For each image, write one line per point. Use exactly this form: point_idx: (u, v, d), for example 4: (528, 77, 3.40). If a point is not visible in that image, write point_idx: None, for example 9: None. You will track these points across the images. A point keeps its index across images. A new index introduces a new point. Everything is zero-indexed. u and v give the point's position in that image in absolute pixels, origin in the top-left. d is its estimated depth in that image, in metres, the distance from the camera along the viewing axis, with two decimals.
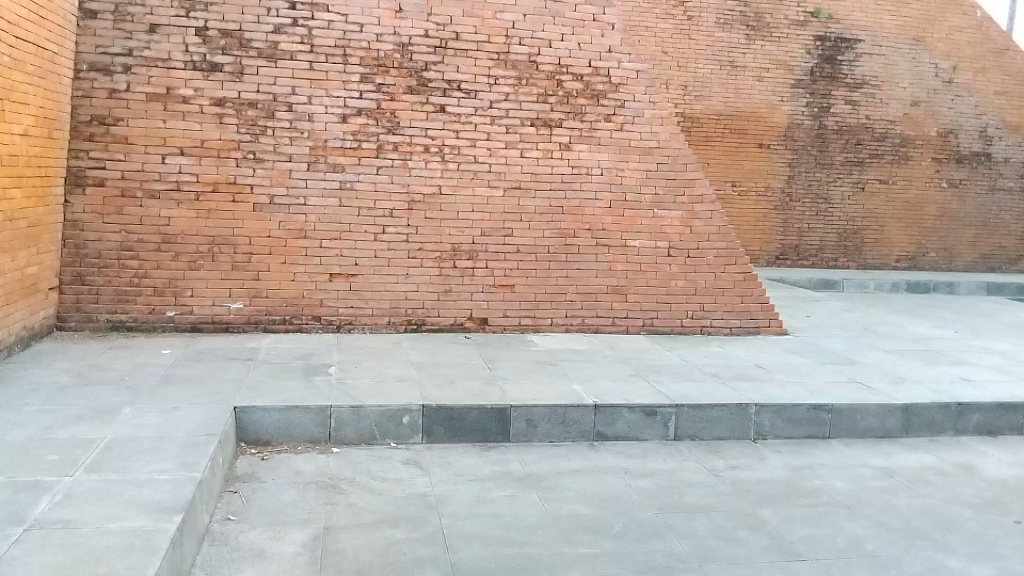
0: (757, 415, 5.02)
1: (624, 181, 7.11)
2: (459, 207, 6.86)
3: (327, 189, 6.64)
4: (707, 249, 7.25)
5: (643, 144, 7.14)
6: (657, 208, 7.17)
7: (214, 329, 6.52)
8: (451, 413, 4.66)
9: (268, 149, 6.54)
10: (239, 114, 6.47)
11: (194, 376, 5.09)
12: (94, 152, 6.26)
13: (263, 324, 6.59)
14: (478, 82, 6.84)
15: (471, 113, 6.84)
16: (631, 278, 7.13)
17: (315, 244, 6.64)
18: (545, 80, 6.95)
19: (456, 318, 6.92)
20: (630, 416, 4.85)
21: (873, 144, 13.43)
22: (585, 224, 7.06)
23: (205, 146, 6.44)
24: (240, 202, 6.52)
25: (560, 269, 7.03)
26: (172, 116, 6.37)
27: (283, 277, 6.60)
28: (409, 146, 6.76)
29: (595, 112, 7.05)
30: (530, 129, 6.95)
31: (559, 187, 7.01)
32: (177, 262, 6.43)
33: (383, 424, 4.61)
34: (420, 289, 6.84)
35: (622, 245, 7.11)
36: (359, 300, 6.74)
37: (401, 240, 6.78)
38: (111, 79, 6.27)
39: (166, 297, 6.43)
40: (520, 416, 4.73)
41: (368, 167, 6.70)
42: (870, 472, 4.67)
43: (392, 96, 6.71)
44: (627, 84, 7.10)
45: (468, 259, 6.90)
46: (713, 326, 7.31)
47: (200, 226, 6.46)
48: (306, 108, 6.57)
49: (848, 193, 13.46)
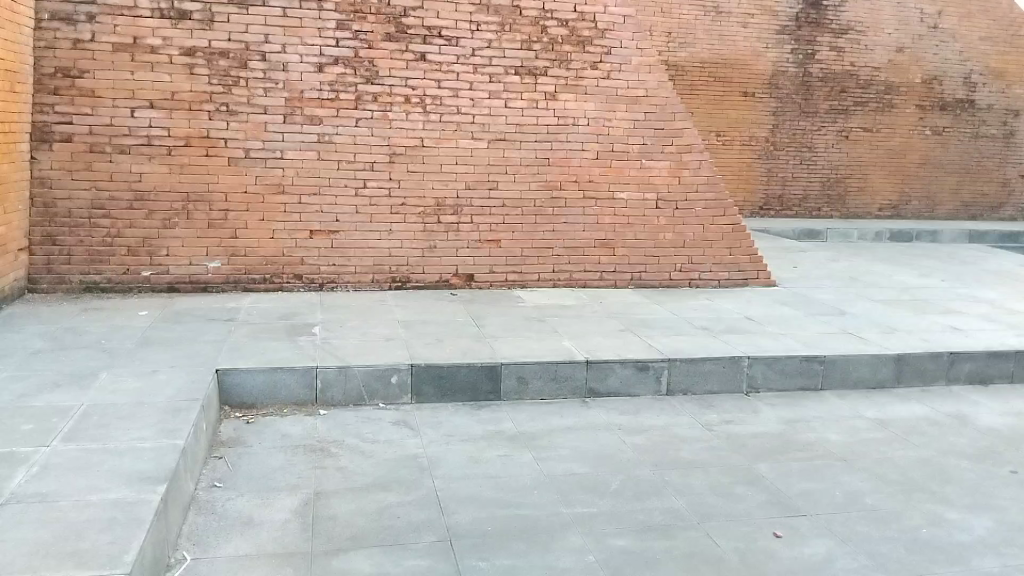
0: (750, 368, 4.96)
1: (612, 131, 6.94)
2: (442, 160, 6.67)
3: (305, 142, 6.41)
4: (695, 200, 7.13)
5: (630, 92, 6.95)
6: (645, 159, 7.01)
7: (192, 289, 6.33)
8: (440, 371, 4.56)
9: (243, 101, 6.29)
10: (211, 64, 6.21)
11: (172, 338, 4.93)
12: (59, 106, 5.99)
13: (243, 283, 6.41)
14: (460, 28, 6.59)
15: (453, 61, 6.60)
16: (619, 231, 7.01)
17: (294, 200, 6.43)
18: (529, 26, 6.71)
19: (442, 275, 6.77)
20: (622, 372, 4.77)
21: (858, 91, 13.30)
22: (572, 176, 6.90)
23: (176, 99, 6.18)
24: (215, 157, 6.28)
25: (546, 223, 6.89)
26: (140, 67, 6.10)
27: (262, 234, 6.41)
28: (389, 96, 6.52)
29: (580, 59, 6.83)
30: (514, 77, 6.73)
31: (545, 138, 6.83)
32: (151, 219, 6.20)
33: (371, 384, 4.49)
34: (404, 246, 6.68)
35: (609, 197, 6.97)
36: (341, 258, 6.57)
37: (384, 195, 6.59)
38: (74, 28, 5.97)
39: (141, 256, 6.22)
40: (511, 373, 4.63)
41: (348, 119, 6.47)
42: (864, 424, 4.64)
43: (370, 44, 6.45)
44: (613, 29, 6.88)
45: (453, 214, 6.73)
46: (702, 279, 7.22)
47: (174, 182, 6.22)
48: (280, 57, 6.31)
49: (832, 141, 13.36)
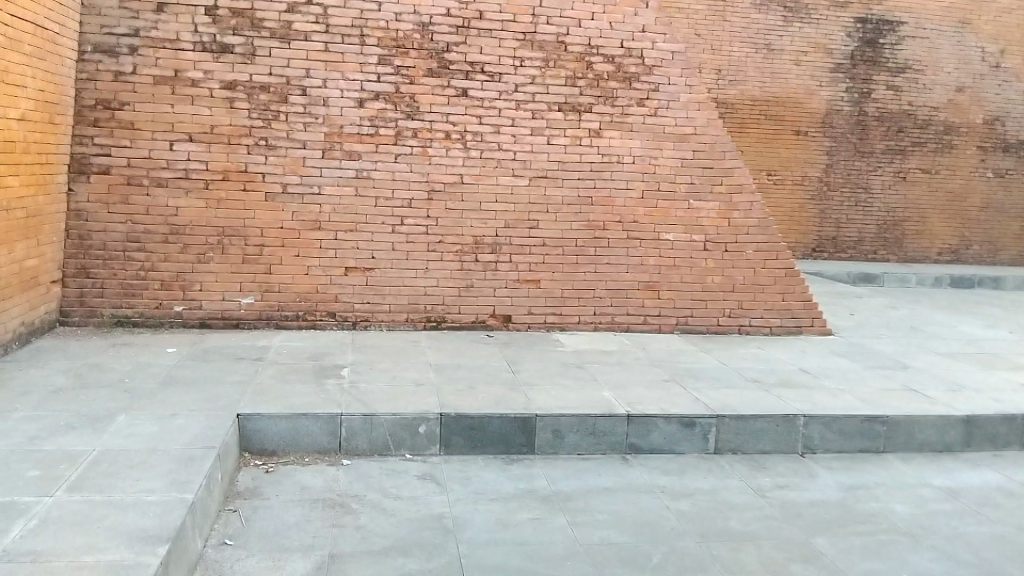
0: (806, 427, 4.63)
1: (659, 170, 6.68)
2: (482, 198, 6.47)
3: (343, 178, 6.28)
4: (746, 243, 6.80)
5: (678, 130, 6.69)
6: (693, 199, 6.73)
7: (224, 325, 6.19)
8: (471, 422, 4.29)
9: (281, 135, 6.19)
10: (251, 98, 6.14)
11: (196, 378, 4.76)
12: (99, 138, 5.97)
13: (276, 320, 6.26)
14: (503, 64, 6.43)
15: (496, 97, 6.44)
16: (664, 274, 6.71)
17: (330, 236, 6.28)
18: (574, 62, 6.53)
19: (478, 316, 6.54)
20: (666, 427, 4.44)
21: (915, 132, 12.85)
22: (616, 216, 6.64)
23: (215, 132, 6.12)
24: (252, 191, 6.18)
25: (588, 264, 6.62)
26: (180, 100, 6.05)
27: (296, 271, 6.26)
28: (428, 132, 6.37)
29: (627, 96, 6.61)
30: (558, 114, 6.53)
31: (588, 176, 6.60)
32: (185, 254, 6.11)
33: (398, 434, 4.24)
34: (440, 285, 6.47)
35: (654, 238, 6.68)
36: (376, 296, 6.39)
37: (420, 233, 6.41)
38: (117, 61, 5.97)
39: (173, 291, 6.11)
40: (546, 426, 4.34)
41: (386, 155, 6.33)
42: (932, 493, 4.23)
43: (412, 79, 6.32)
44: (661, 66, 6.66)
45: (491, 253, 6.51)
46: (752, 326, 6.85)
47: (209, 216, 6.13)
48: (321, 91, 6.21)
49: (888, 182, 12.90)
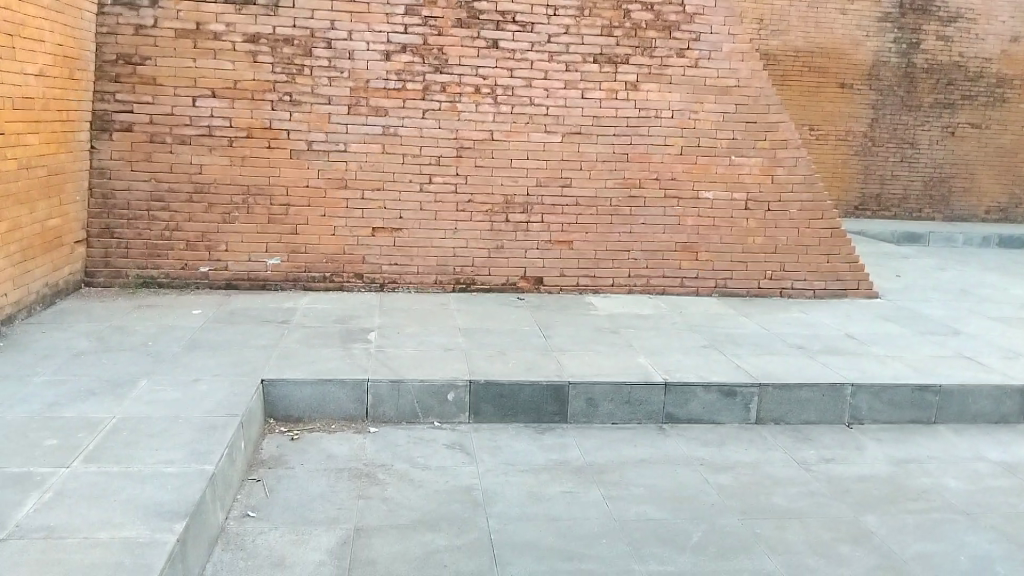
0: (853, 397, 4.40)
1: (698, 125, 6.37)
2: (512, 155, 6.23)
3: (369, 135, 6.07)
4: (789, 202, 6.49)
5: (719, 83, 6.36)
6: (734, 155, 6.42)
7: (250, 286, 6.08)
8: (501, 389, 4.13)
9: (306, 90, 5.99)
10: (274, 51, 5.93)
11: (221, 342, 4.65)
12: (120, 94, 5.83)
13: (302, 281, 6.13)
14: (536, 13, 6.13)
15: (528, 48, 6.15)
16: (703, 234, 6.44)
17: (356, 195, 6.10)
18: (610, 10, 6.21)
19: (509, 278, 6.35)
20: (705, 397, 4.25)
21: (966, 84, 12.26)
22: (652, 173, 6.36)
23: (238, 88, 5.93)
24: (276, 149, 6.00)
25: (622, 224, 6.37)
26: (202, 54, 5.86)
27: (322, 231, 6.10)
28: (458, 86, 6.12)
29: (666, 46, 6.29)
30: (592, 66, 6.23)
31: (624, 132, 6.31)
32: (210, 213, 5.98)
33: (426, 401, 4.10)
34: (469, 246, 6.28)
35: (693, 197, 6.41)
36: (404, 257, 6.22)
37: (449, 192, 6.20)
38: (137, 14, 5.78)
39: (199, 251, 6.00)
40: (580, 394, 4.17)
41: (414, 111, 6.10)
42: (989, 468, 4.00)
43: (440, 30, 6.06)
44: (702, 14, 6.31)
45: (522, 213, 6.29)
46: (794, 288, 6.58)
47: (234, 175, 5.98)
48: (346, 44, 5.98)
49: (936, 138, 12.37)
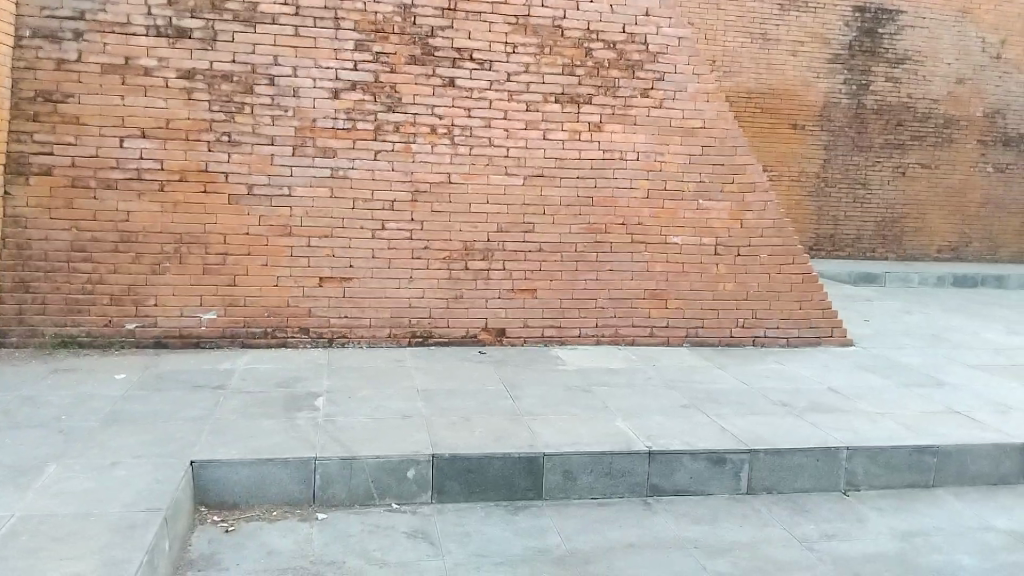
0: (849, 461, 4.07)
1: (665, 167, 6.08)
2: (471, 199, 5.84)
3: (317, 178, 5.62)
4: (760, 247, 6.23)
5: (686, 124, 6.10)
6: (703, 198, 6.14)
7: (182, 344, 5.51)
8: (468, 464, 3.67)
9: (247, 130, 5.53)
10: (212, 89, 5.47)
11: (146, 414, 4.10)
12: (39, 134, 5.29)
13: (241, 338, 5.58)
14: (494, 51, 5.81)
15: (486, 87, 5.81)
16: (673, 280, 6.11)
17: (302, 242, 5.62)
18: (571, 48, 5.93)
19: (469, 329, 5.90)
20: (693, 466, 3.88)
21: (915, 125, 12.38)
22: (619, 217, 6.03)
23: (172, 127, 5.45)
24: (214, 193, 5.50)
25: (589, 270, 6.00)
26: (132, 91, 5.38)
27: (265, 282, 5.58)
28: (412, 126, 5.73)
29: (630, 86, 6.01)
30: (554, 106, 5.92)
31: (588, 174, 5.99)
32: (138, 264, 5.43)
33: (383, 480, 3.62)
34: (426, 295, 5.82)
35: (661, 242, 6.09)
36: (355, 309, 5.73)
37: (404, 238, 5.76)
38: (59, 47, 5.29)
39: (125, 306, 5.43)
40: (556, 467, 3.74)
41: (365, 152, 5.67)
42: (1000, 539, 3.67)
43: (393, 67, 5.68)
44: (666, 53, 6.07)
45: (482, 260, 5.87)
46: (768, 337, 6.29)
47: (166, 222, 5.46)
48: (291, 81, 5.56)
49: (887, 178, 12.43)
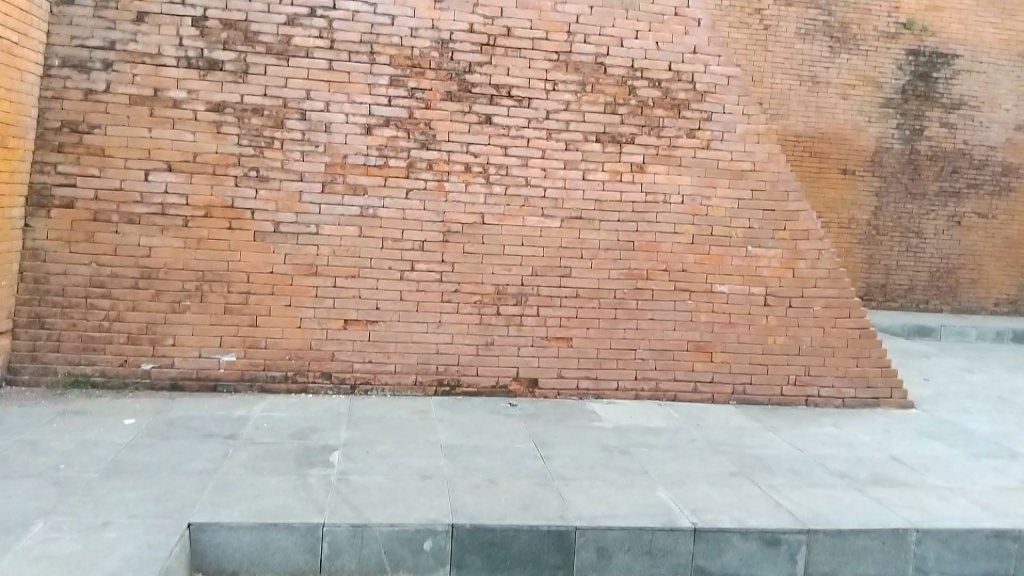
0: (919, 545, 3.63)
1: (711, 211, 5.73)
2: (505, 241, 5.54)
3: (345, 216, 5.37)
4: (813, 298, 5.82)
5: (735, 166, 5.76)
6: (751, 245, 5.77)
7: (199, 386, 5.25)
8: (491, 537, 3.31)
9: (275, 165, 5.33)
10: (241, 122, 5.29)
11: (148, 465, 3.82)
12: (63, 166, 5.15)
13: (260, 382, 5.30)
14: (533, 88, 5.56)
15: (524, 125, 5.55)
16: (719, 332, 5.71)
17: (327, 283, 5.35)
18: (614, 86, 5.65)
19: (500, 379, 5.55)
20: (743, 546, 3.47)
21: (971, 172, 11.86)
22: (662, 263, 5.67)
23: (198, 161, 5.26)
24: (238, 229, 5.29)
25: (629, 319, 5.64)
26: (159, 123, 5.23)
27: (287, 323, 5.32)
28: (446, 164, 5.47)
29: (675, 126, 5.71)
30: (595, 145, 5.63)
31: (629, 217, 5.66)
32: (158, 302, 5.21)
33: (396, 551, 3.27)
34: (455, 341, 5.49)
35: (707, 290, 5.71)
36: (380, 354, 5.43)
37: (433, 280, 5.46)
38: (88, 77, 5.17)
39: (141, 345, 5.20)
40: (588, 543, 3.36)
41: (396, 190, 5.42)
42: None
43: (428, 103, 5.46)
44: (714, 92, 5.76)
45: (515, 305, 5.54)
46: (821, 396, 5.84)
47: (188, 258, 5.25)
48: (322, 116, 5.36)
49: (942, 227, 11.89)
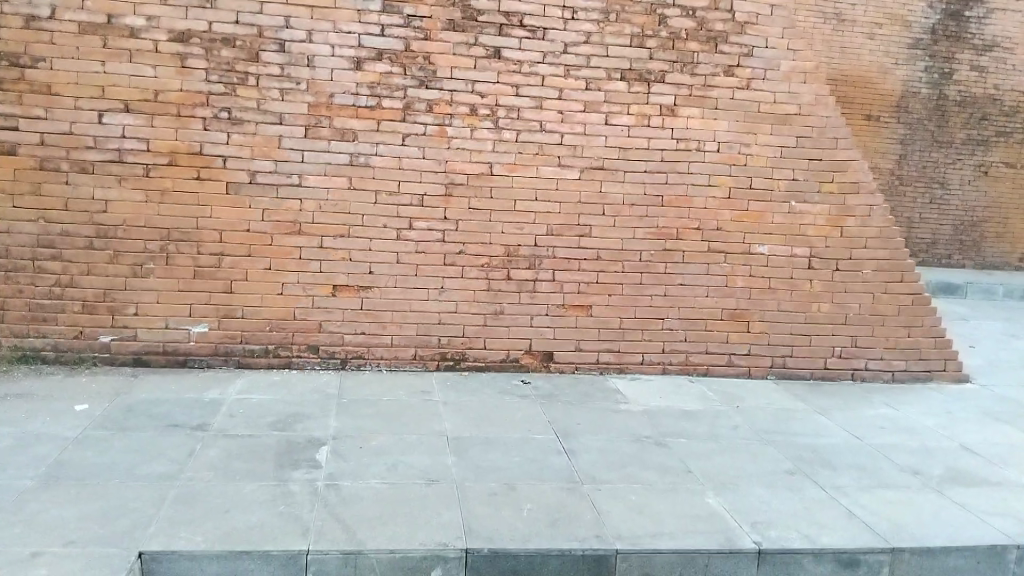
0: (1019, 564, 3.03)
1: (751, 161, 5.03)
2: (517, 194, 4.82)
3: (332, 165, 4.65)
4: (861, 260, 5.16)
5: (777, 109, 5.04)
6: (795, 199, 5.08)
7: (166, 362, 4.59)
8: (514, 564, 2.69)
9: (250, 106, 4.58)
10: (210, 55, 4.53)
11: (97, 467, 3.17)
12: (1, 106, 4.39)
13: (237, 356, 4.64)
14: (549, 16, 4.79)
15: (539, 60, 4.80)
16: (757, 298, 5.06)
17: (313, 243, 4.65)
18: (641, 15, 4.89)
19: (510, 352, 4.90)
20: (815, 569, 2.87)
21: (1001, 119, 11.12)
22: (694, 221, 4.99)
23: (161, 100, 4.51)
24: (208, 180, 4.56)
25: (656, 284, 4.97)
26: (114, 56, 4.46)
27: (266, 289, 4.63)
28: (448, 106, 4.73)
29: (711, 62, 4.97)
30: (620, 84, 4.89)
31: (658, 168, 4.95)
32: (116, 265, 4.51)
33: None
34: (459, 309, 4.82)
35: (744, 251, 5.04)
36: (373, 325, 4.75)
37: (434, 240, 4.77)
38: (28, 0, 4.37)
39: (99, 315, 4.52)
40: (632, 569, 2.75)
41: (390, 135, 4.69)
42: None
43: (427, 34, 4.68)
44: (756, 23, 5.00)
45: (528, 268, 4.86)
46: (868, 370, 5.24)
47: (150, 214, 4.53)
48: (304, 47, 4.59)
49: (968, 178, 11.17)
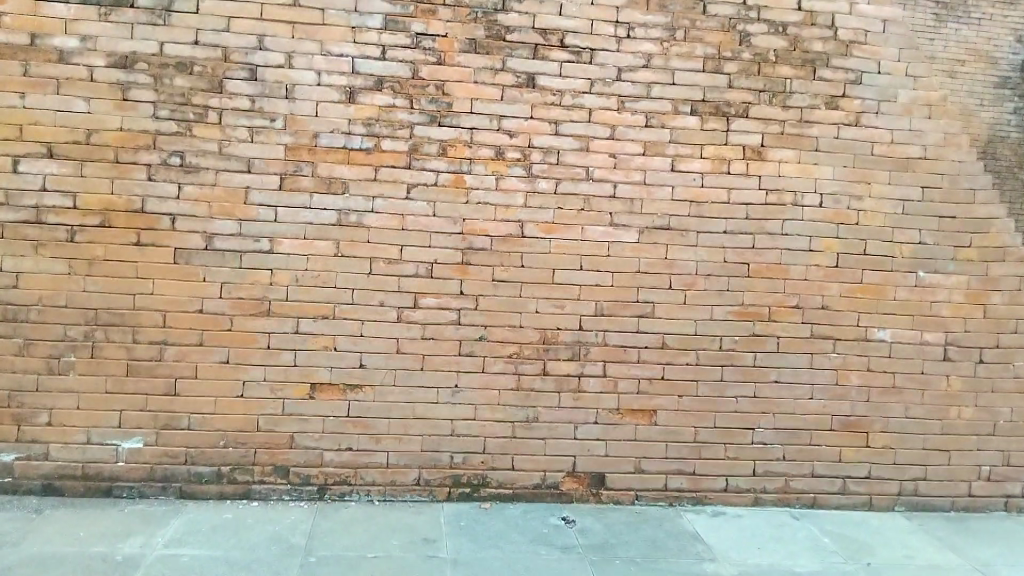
0: None
1: (865, 220, 3.81)
2: (556, 262, 3.65)
3: (314, 226, 3.53)
4: (1012, 349, 3.88)
5: (896, 152, 3.84)
6: (923, 269, 3.84)
7: (86, 490, 3.45)
8: None
9: (209, 149, 3.50)
10: (159, 85, 3.48)
11: None
12: None
13: (179, 483, 3.50)
14: (599, 34, 3.68)
15: (586, 89, 3.67)
16: (876, 401, 3.82)
17: (287, 328, 3.52)
18: (717, 32, 3.75)
19: (547, 475, 3.68)
20: None
21: None
22: (791, 298, 3.77)
23: (93, 143, 3.45)
24: (151, 246, 3.47)
25: (742, 382, 3.75)
26: (36, 85, 3.43)
27: (223, 391, 3.50)
28: (466, 149, 3.61)
29: (808, 92, 3.80)
30: (692, 120, 3.73)
31: (743, 228, 3.75)
32: (26, 358, 3.42)
33: None
34: (479, 416, 3.63)
35: (858, 338, 3.81)
36: (364, 438, 3.58)
37: (447, 323, 3.60)
38: None
39: (1, 426, 3.42)
40: None
41: (390, 187, 3.57)
42: None
43: (440, 57, 3.60)
44: (864, 43, 3.83)
45: (571, 361, 3.67)
46: None
47: (73, 290, 3.43)
48: (280, 74, 3.52)
49: None
